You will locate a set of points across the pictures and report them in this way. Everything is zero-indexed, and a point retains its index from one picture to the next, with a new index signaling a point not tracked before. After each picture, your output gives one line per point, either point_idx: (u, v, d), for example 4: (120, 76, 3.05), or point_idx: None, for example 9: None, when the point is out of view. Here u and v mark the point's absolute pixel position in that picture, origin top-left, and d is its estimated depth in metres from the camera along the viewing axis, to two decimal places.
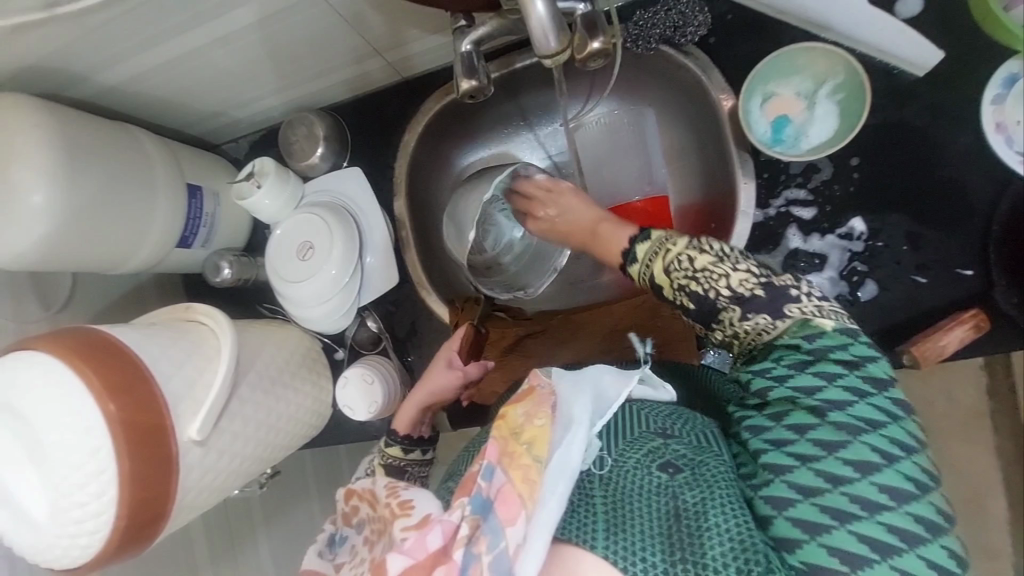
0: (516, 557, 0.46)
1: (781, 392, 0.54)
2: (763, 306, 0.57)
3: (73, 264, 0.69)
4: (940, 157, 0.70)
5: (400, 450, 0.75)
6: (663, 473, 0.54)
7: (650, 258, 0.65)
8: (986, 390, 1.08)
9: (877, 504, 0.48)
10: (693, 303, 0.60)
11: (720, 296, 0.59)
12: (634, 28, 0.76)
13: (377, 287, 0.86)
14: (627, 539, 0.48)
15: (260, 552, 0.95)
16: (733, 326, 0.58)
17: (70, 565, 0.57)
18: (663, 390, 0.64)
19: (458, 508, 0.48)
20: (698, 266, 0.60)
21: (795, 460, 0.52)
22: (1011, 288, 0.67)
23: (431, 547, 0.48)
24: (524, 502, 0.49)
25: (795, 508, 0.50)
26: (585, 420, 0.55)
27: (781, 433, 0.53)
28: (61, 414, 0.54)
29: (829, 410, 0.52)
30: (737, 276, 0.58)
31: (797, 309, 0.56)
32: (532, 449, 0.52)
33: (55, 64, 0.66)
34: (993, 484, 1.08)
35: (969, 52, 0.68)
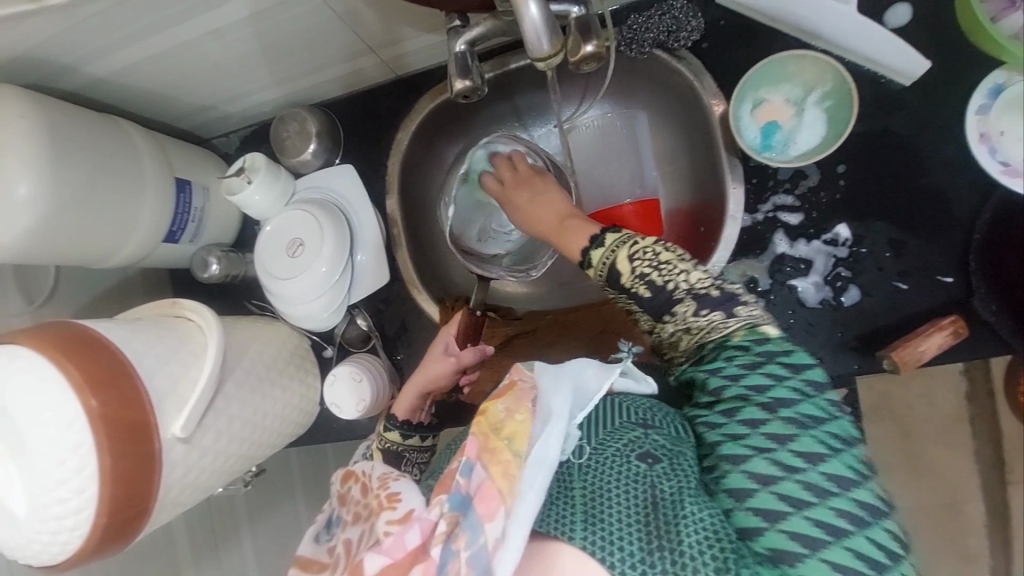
0: (494, 551, 0.47)
1: (734, 391, 0.56)
2: (716, 302, 0.59)
3: (58, 257, 0.68)
4: (923, 165, 0.71)
5: (399, 435, 0.77)
6: (640, 462, 0.54)
7: (612, 250, 0.64)
8: (966, 395, 1.10)
9: (826, 490, 0.51)
10: (650, 294, 0.61)
11: (680, 289, 0.60)
12: (628, 32, 0.78)
13: (367, 284, 0.87)
14: (600, 528, 0.49)
15: (244, 549, 0.95)
16: (686, 320, 0.60)
17: (48, 562, 0.57)
18: (646, 383, 0.64)
19: (437, 505, 0.50)
20: (663, 259, 0.60)
21: (751, 452, 0.53)
22: (989, 295, 0.67)
23: (410, 545, 0.49)
24: (503, 498, 0.50)
25: (756, 498, 0.51)
26: (564, 416, 0.54)
27: (735, 428, 0.55)
28: (44, 409, 0.54)
29: (780, 405, 0.55)
30: (698, 274, 0.60)
31: (746, 312, 0.59)
32: (512, 444, 0.53)
33: (43, 54, 0.65)
34: (970, 488, 1.10)
35: (955, 63, 0.70)
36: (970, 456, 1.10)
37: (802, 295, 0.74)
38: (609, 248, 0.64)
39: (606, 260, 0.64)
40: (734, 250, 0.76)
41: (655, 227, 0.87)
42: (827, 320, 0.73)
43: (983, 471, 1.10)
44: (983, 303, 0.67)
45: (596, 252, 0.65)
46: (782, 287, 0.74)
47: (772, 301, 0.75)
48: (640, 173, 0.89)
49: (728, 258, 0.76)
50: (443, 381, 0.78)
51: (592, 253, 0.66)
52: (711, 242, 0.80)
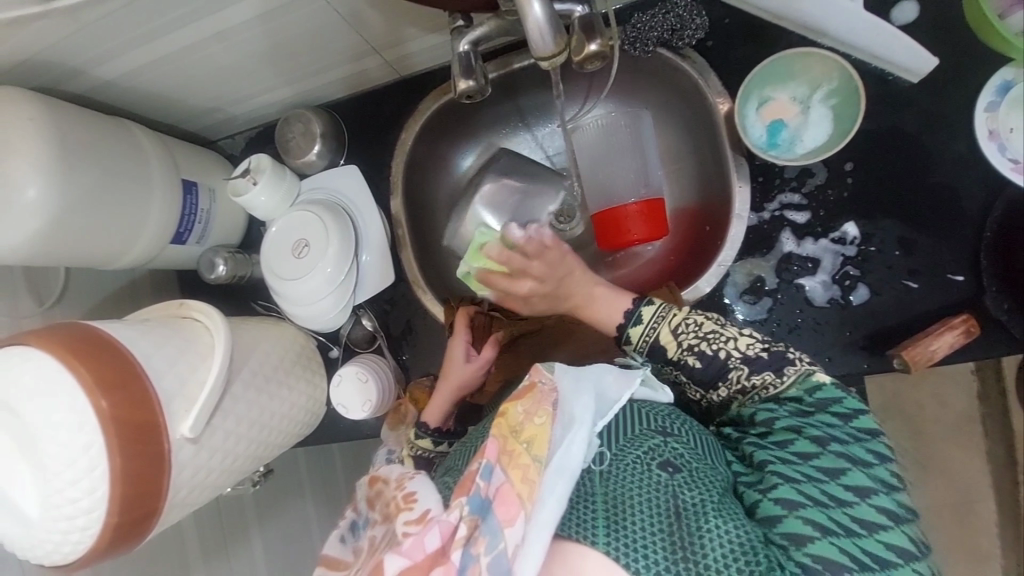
0: (514, 557, 0.47)
1: (788, 422, 0.58)
2: (767, 363, 0.62)
3: (67, 260, 0.69)
4: (932, 163, 0.70)
5: (431, 443, 0.79)
6: (663, 472, 0.54)
7: (653, 325, 0.67)
8: (977, 395, 1.09)
9: (877, 524, 0.52)
10: (699, 364, 0.65)
11: (730, 357, 0.63)
12: (632, 31, 0.77)
13: (372, 285, 0.86)
14: (628, 535, 0.49)
15: (253, 549, 0.95)
16: (738, 383, 0.63)
17: (60, 561, 0.58)
18: (662, 392, 0.63)
19: (457, 507, 0.50)
20: (707, 329, 0.65)
21: (801, 475, 0.55)
22: (1002, 293, 0.66)
23: (429, 548, 0.49)
24: (523, 502, 0.50)
25: (806, 511, 0.52)
26: (586, 420, 0.55)
27: (785, 453, 0.56)
28: (53, 410, 0.54)
29: (830, 441, 0.56)
30: (743, 340, 0.64)
31: (796, 368, 0.61)
32: (531, 448, 0.53)
33: (52, 58, 0.66)
34: (982, 488, 1.09)
35: (963, 59, 0.69)
36: (982, 456, 1.09)
37: (809, 294, 0.73)
38: (649, 326, 0.68)
39: (649, 335, 0.68)
40: (740, 249, 0.76)
41: (660, 228, 0.83)
42: (835, 320, 0.72)
43: (994, 471, 1.09)
44: (995, 301, 0.66)
45: (635, 331, 0.68)
46: (790, 286, 0.74)
47: (779, 300, 0.74)
48: (644, 173, 0.87)
49: (734, 257, 0.76)
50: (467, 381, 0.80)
51: (631, 330, 0.69)
52: (716, 242, 0.79)
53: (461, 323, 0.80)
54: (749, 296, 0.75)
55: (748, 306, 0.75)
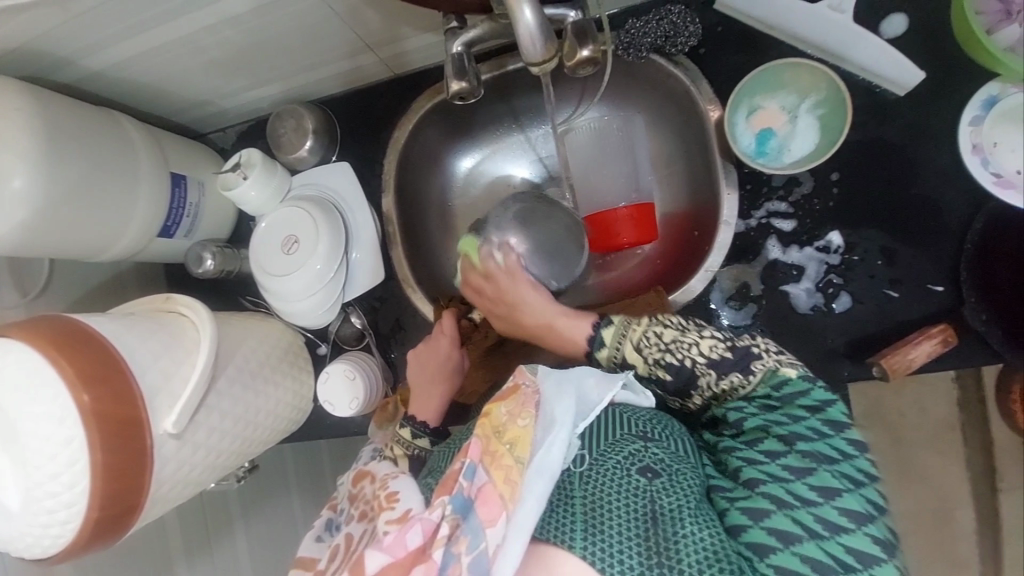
0: (494, 557, 0.48)
1: (754, 421, 0.59)
2: (731, 363, 0.61)
3: (52, 251, 0.69)
4: (916, 174, 0.72)
5: (428, 441, 0.74)
6: (641, 477, 0.54)
7: (619, 340, 0.66)
8: (958, 403, 1.10)
9: (839, 527, 0.53)
10: (670, 374, 0.63)
11: (695, 364, 0.62)
12: (626, 36, 0.77)
13: (363, 282, 0.86)
14: (605, 540, 0.50)
15: (236, 544, 0.95)
16: (713, 387, 0.62)
17: (40, 554, 0.57)
18: (644, 397, 0.63)
19: (439, 506, 0.49)
20: (668, 340, 0.63)
21: (767, 477, 0.56)
22: (980, 304, 0.67)
23: (410, 545, 0.49)
24: (506, 503, 0.50)
25: (771, 519, 0.53)
26: (566, 422, 0.55)
27: (752, 454, 0.57)
28: (36, 403, 0.54)
29: (797, 440, 0.57)
30: (707, 341, 0.62)
31: (763, 363, 0.61)
32: (514, 449, 0.53)
33: (40, 47, 0.65)
34: (959, 494, 1.11)
35: (949, 73, 0.70)
36: (960, 463, 1.11)
37: (794, 301, 0.74)
38: (618, 334, 0.66)
39: (616, 354, 0.67)
40: (727, 256, 0.77)
41: (648, 231, 0.86)
42: (819, 327, 0.74)
43: (971, 478, 1.11)
44: (975, 312, 0.67)
45: (604, 354, 0.67)
46: (775, 292, 0.75)
47: (764, 306, 0.75)
48: (634, 177, 0.88)
49: (720, 263, 0.77)
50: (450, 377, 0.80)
51: (600, 354, 0.68)
52: (703, 249, 0.81)
53: (445, 321, 0.82)
54: (735, 301, 0.76)
55: (734, 311, 0.77)
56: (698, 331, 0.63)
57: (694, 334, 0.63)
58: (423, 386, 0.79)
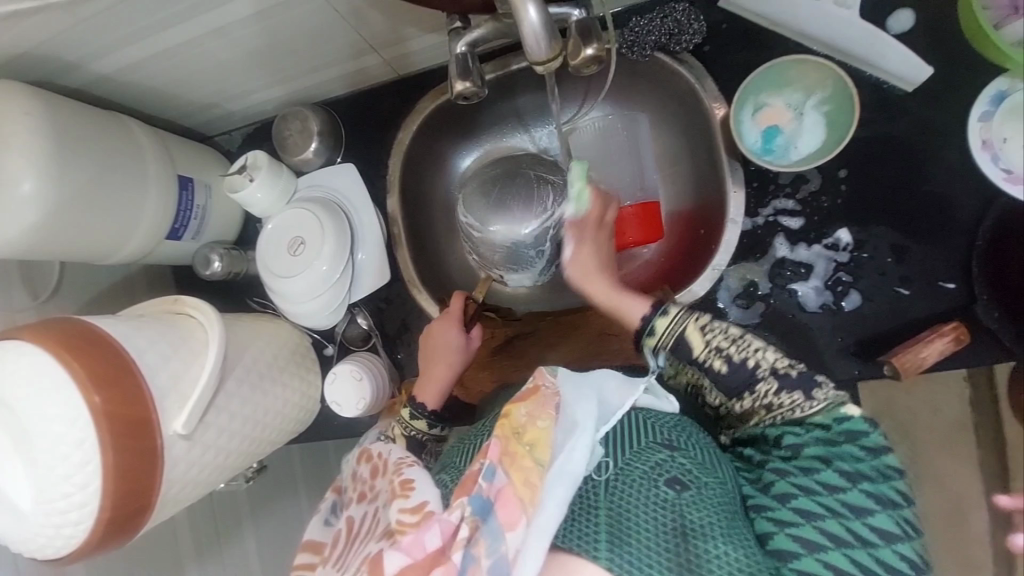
0: (514, 561, 0.46)
1: (815, 451, 0.57)
2: (793, 381, 0.60)
3: (61, 255, 0.69)
4: (925, 169, 0.71)
5: (426, 425, 0.76)
6: (669, 489, 0.53)
7: (679, 322, 0.64)
8: (971, 401, 1.08)
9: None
10: (726, 368, 0.61)
11: (758, 367, 0.60)
12: (630, 35, 0.77)
13: (368, 283, 0.87)
14: (631, 552, 0.48)
15: (246, 543, 0.96)
16: (765, 399, 0.60)
17: (52, 555, 0.58)
18: (665, 400, 0.64)
19: (458, 508, 0.48)
20: (734, 336, 0.62)
21: (824, 510, 0.54)
22: (993, 304, 0.67)
23: (429, 547, 0.47)
24: (524, 506, 0.48)
25: (824, 553, 0.53)
26: (588, 427, 0.55)
27: (808, 482, 0.56)
28: (47, 406, 0.54)
29: (860, 478, 0.55)
30: (773, 353, 0.61)
31: (826, 393, 0.59)
32: (533, 451, 0.52)
33: (48, 53, 0.66)
34: (972, 494, 1.09)
35: (959, 68, 0.69)
36: (972, 461, 1.09)
37: (802, 299, 0.74)
38: (676, 319, 0.64)
39: (675, 329, 0.64)
40: (734, 254, 0.76)
41: (655, 231, 0.86)
42: (828, 325, 0.73)
43: (985, 476, 1.09)
44: (986, 312, 0.67)
45: (659, 325, 0.65)
46: (783, 291, 0.74)
47: (771, 303, 0.75)
48: (640, 175, 0.89)
49: (727, 262, 0.76)
50: (459, 357, 0.80)
51: (654, 323, 0.65)
52: (710, 246, 0.80)
53: (455, 303, 0.81)
54: (741, 301, 0.76)
55: (741, 310, 0.76)
56: (765, 342, 0.62)
57: (760, 343, 0.61)
58: (429, 367, 0.80)
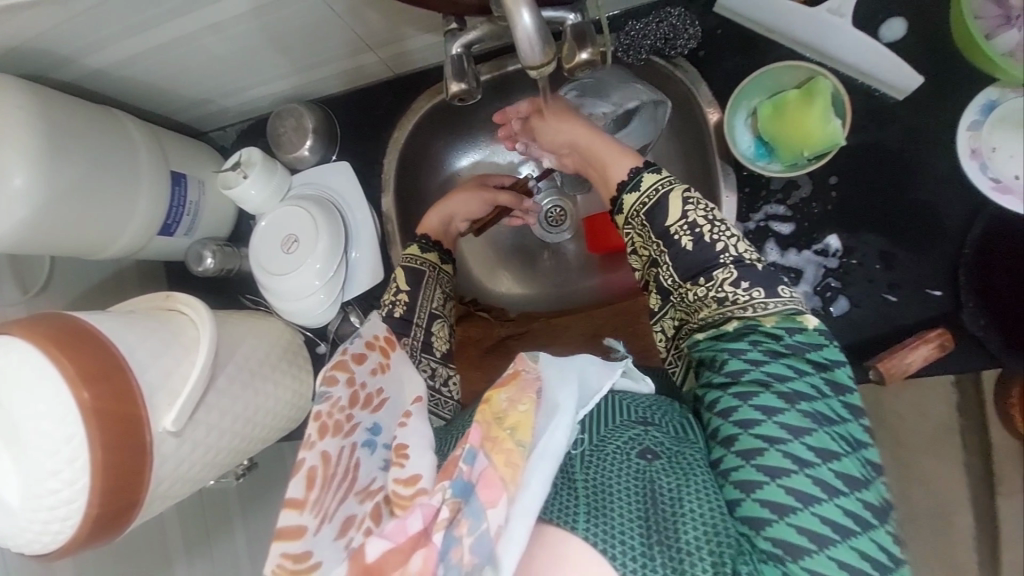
0: (497, 538, 0.42)
1: (756, 376, 0.57)
2: (756, 277, 0.60)
3: (51, 250, 0.69)
4: (914, 178, 0.72)
5: (417, 249, 0.79)
6: (641, 459, 0.53)
7: (667, 181, 0.66)
8: (958, 407, 1.09)
9: (867, 521, 0.51)
10: (692, 245, 0.63)
11: (725, 252, 0.62)
12: (625, 39, 0.77)
13: (361, 281, 0.87)
14: (607, 521, 0.47)
15: (235, 539, 0.96)
16: (721, 287, 0.61)
17: (40, 551, 0.58)
18: (643, 384, 0.64)
19: (439, 491, 0.42)
20: (713, 218, 0.63)
21: (791, 462, 0.53)
22: (978, 310, 0.68)
23: (411, 531, 0.41)
24: (507, 485, 0.44)
25: (796, 515, 0.51)
26: (569, 408, 0.51)
27: (772, 430, 0.54)
28: (36, 401, 0.54)
29: (824, 417, 0.55)
30: (744, 246, 0.62)
31: (786, 298, 0.60)
32: (516, 434, 0.47)
33: (42, 47, 0.65)
34: (959, 499, 1.10)
35: (948, 77, 0.70)
36: (959, 466, 1.10)
37: None
38: (662, 181, 0.66)
39: (657, 190, 0.66)
40: None
41: None
42: None
43: (971, 481, 1.10)
44: (971, 317, 0.68)
45: (647, 179, 0.67)
46: None
47: None
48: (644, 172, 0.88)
49: None
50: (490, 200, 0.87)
51: (644, 176, 0.67)
52: None
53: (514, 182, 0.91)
54: None
55: None
56: (740, 232, 0.63)
57: (737, 233, 0.63)
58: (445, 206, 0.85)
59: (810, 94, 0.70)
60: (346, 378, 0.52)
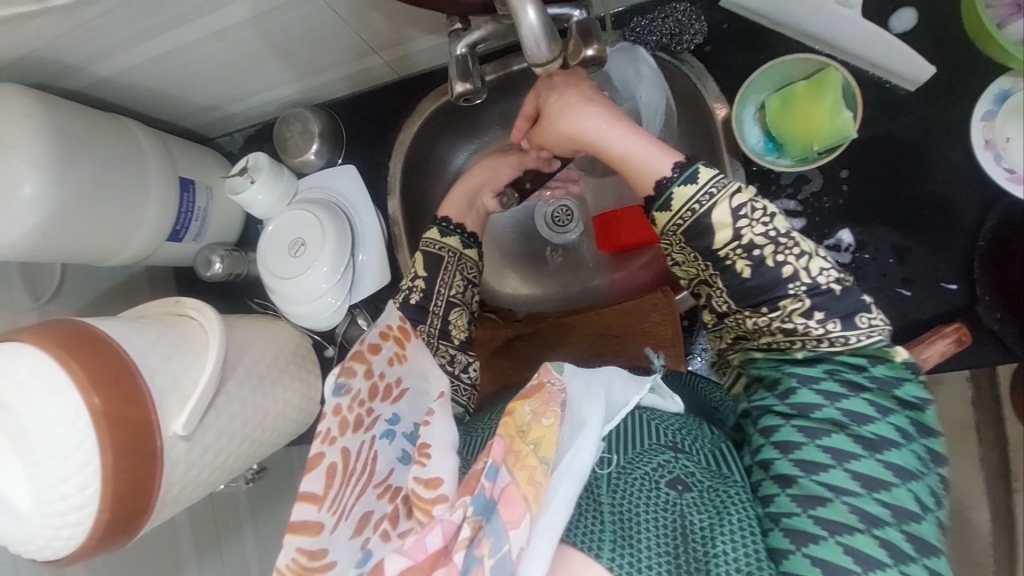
0: (518, 560, 0.42)
1: (828, 412, 0.54)
2: (833, 306, 0.56)
3: (61, 257, 0.69)
4: (928, 171, 0.70)
5: (439, 233, 0.77)
6: (671, 490, 0.51)
7: (708, 193, 0.58)
8: (973, 402, 1.06)
9: (904, 554, 0.49)
10: (750, 271, 0.58)
11: (797, 280, 0.57)
12: (632, 34, 0.78)
13: (369, 285, 0.87)
14: (635, 554, 0.47)
15: (246, 544, 0.96)
16: (789, 318, 0.57)
17: (52, 556, 0.58)
18: (671, 401, 0.61)
19: (460, 506, 0.42)
20: (777, 235, 0.57)
21: (828, 491, 0.52)
22: (994, 302, 0.67)
23: (431, 548, 0.41)
24: (529, 505, 0.44)
25: (847, 535, 0.50)
26: (595, 425, 0.52)
27: (815, 455, 0.53)
28: (46, 407, 0.54)
29: (882, 447, 0.53)
30: (820, 266, 0.57)
31: (868, 323, 0.57)
32: (538, 450, 0.47)
33: (50, 55, 0.66)
34: (976, 497, 1.07)
35: (960, 67, 0.69)
36: (976, 463, 1.07)
37: None
38: (712, 188, 0.58)
39: (695, 207, 0.59)
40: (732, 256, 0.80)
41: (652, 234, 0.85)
42: None
43: (988, 478, 1.07)
44: (987, 310, 0.67)
45: (679, 195, 0.59)
46: None
47: None
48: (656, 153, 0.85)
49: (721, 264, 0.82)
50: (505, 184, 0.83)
51: (675, 191, 0.59)
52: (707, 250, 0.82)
53: None
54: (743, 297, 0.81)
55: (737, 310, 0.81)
56: (811, 249, 0.58)
57: (806, 250, 0.57)
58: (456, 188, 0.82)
59: (821, 84, 0.69)
60: (363, 373, 0.51)
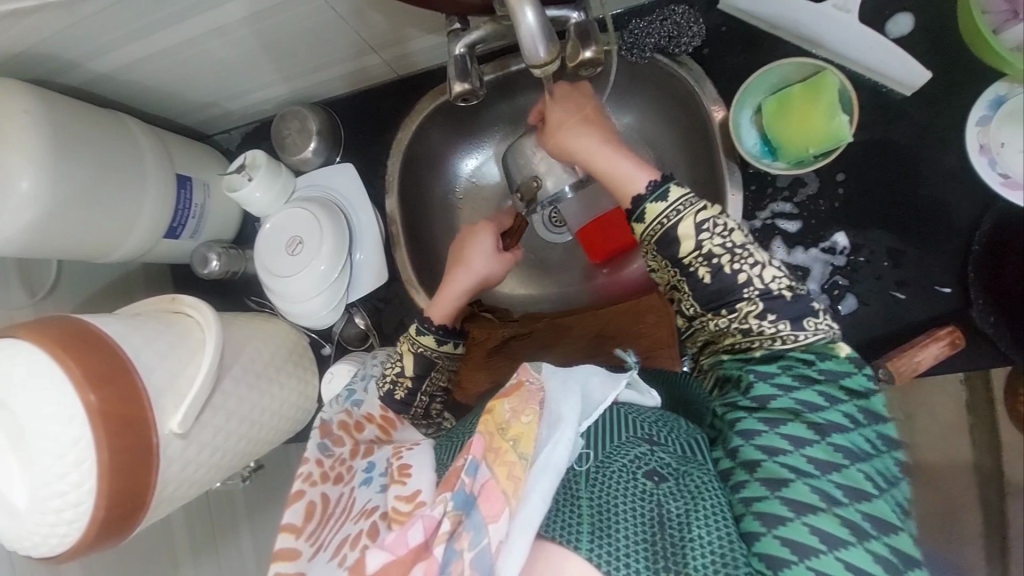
0: (498, 553, 0.43)
1: (784, 402, 0.55)
2: (785, 310, 0.58)
3: (57, 253, 0.69)
4: (923, 175, 0.71)
5: (435, 340, 0.75)
6: (647, 480, 0.51)
7: (675, 209, 0.60)
8: (967, 405, 1.06)
9: (866, 532, 0.49)
10: (710, 277, 0.59)
11: (751, 285, 0.58)
12: (630, 36, 0.78)
13: (366, 283, 0.87)
14: (611, 543, 0.46)
15: (242, 542, 0.95)
16: (745, 320, 0.58)
17: (47, 553, 0.58)
18: (648, 396, 0.62)
19: (441, 502, 0.45)
20: (735, 244, 0.59)
21: (790, 473, 0.52)
22: (988, 307, 0.67)
23: (412, 542, 0.44)
24: (508, 499, 0.45)
25: (812, 516, 0.50)
26: (573, 419, 0.52)
27: (774, 441, 0.54)
28: (42, 404, 0.54)
29: (830, 430, 0.54)
30: (772, 272, 0.58)
31: (817, 325, 0.58)
32: (518, 446, 0.48)
33: (48, 51, 0.66)
34: (970, 499, 1.07)
35: (957, 72, 0.69)
36: (970, 465, 1.07)
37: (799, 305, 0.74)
38: (682, 200, 0.60)
39: (664, 220, 0.61)
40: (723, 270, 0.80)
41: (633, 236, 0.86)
42: None
43: (981, 480, 1.07)
44: (982, 315, 0.66)
45: (650, 210, 0.61)
46: None
47: None
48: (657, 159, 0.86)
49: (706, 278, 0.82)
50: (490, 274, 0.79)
51: (646, 207, 0.61)
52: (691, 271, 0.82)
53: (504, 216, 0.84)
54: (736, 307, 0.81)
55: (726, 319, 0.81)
56: (766, 258, 0.59)
57: (761, 260, 0.59)
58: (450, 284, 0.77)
59: (816, 88, 0.69)
60: (350, 441, 0.64)
